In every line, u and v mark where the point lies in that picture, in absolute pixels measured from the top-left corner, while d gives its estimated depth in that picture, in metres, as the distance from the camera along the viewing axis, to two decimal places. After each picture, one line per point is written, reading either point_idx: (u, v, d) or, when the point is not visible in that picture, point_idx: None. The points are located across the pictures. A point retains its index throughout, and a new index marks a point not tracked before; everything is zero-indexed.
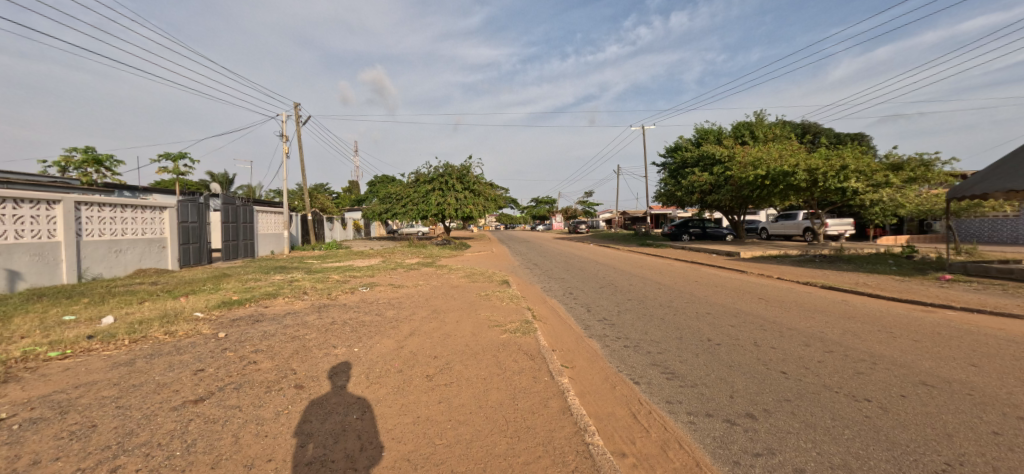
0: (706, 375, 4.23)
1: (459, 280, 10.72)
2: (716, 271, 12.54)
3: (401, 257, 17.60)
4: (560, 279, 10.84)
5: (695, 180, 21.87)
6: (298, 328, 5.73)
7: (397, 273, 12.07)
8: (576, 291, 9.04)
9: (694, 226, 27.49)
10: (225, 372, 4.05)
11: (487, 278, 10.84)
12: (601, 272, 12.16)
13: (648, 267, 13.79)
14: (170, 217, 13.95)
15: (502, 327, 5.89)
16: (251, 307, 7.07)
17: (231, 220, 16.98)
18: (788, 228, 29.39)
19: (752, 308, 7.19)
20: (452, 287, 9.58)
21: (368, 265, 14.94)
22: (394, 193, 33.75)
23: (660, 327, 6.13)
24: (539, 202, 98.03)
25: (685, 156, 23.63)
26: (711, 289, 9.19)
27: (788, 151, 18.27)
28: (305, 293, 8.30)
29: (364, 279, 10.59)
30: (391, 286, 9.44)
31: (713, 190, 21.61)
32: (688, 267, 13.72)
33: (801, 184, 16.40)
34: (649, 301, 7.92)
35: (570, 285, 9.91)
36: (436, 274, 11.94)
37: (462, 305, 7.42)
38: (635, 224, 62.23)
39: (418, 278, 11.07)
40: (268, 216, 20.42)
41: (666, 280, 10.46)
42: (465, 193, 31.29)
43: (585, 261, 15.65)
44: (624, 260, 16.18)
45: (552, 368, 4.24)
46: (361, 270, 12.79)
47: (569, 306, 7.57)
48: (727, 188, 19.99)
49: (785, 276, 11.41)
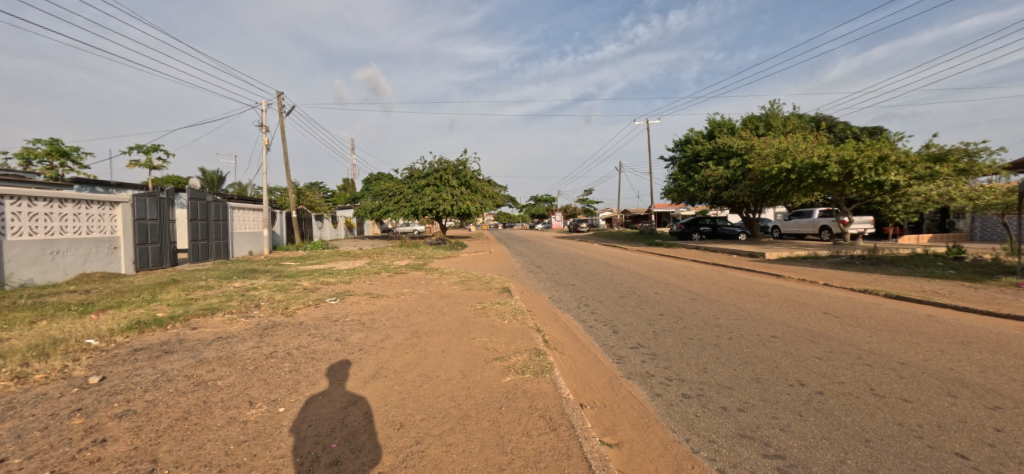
0: (841, 463, 2.57)
1: (451, 287, 8.99)
2: (748, 276, 10.86)
3: (389, 259, 15.91)
4: (569, 286, 9.15)
5: (708, 175, 20.18)
6: (214, 365, 4.04)
7: (380, 279, 10.35)
8: (592, 304, 7.33)
9: (706, 224, 25.76)
10: (34, 469, 2.37)
11: (483, 285, 9.13)
12: (617, 277, 10.45)
13: (668, 270, 12.06)
14: (124, 214, 12.20)
15: (503, 362, 4.21)
16: (175, 329, 5.36)
17: (200, 218, 15.20)
18: (802, 227, 27.83)
19: (829, 330, 5.51)
20: (442, 297, 7.87)
21: (351, 268, 13.27)
22: (387, 189, 32.03)
23: (721, 361, 4.43)
24: (538, 200, 96.28)
25: (697, 149, 21.88)
26: (758, 300, 7.52)
27: (815, 142, 16.66)
28: (257, 307, 6.58)
29: (339, 285, 8.87)
30: (367, 296, 7.73)
31: (728, 186, 19.93)
32: (714, 271, 12.03)
33: (833, 178, 14.79)
34: (689, 318, 6.22)
35: (583, 294, 8.20)
36: (424, 279, 10.22)
37: (451, 325, 5.72)
38: (636, 224, 60.60)
39: (402, 284, 9.34)
40: (246, 213, 18.63)
41: (697, 288, 8.75)
42: (461, 189, 29.52)
43: (594, 263, 13.98)
44: (638, 262, 14.45)
45: (588, 451, 2.58)
46: (340, 275, 11.03)
47: (589, 326, 5.89)
48: (746, 182, 18.35)
49: (834, 281, 9.73)
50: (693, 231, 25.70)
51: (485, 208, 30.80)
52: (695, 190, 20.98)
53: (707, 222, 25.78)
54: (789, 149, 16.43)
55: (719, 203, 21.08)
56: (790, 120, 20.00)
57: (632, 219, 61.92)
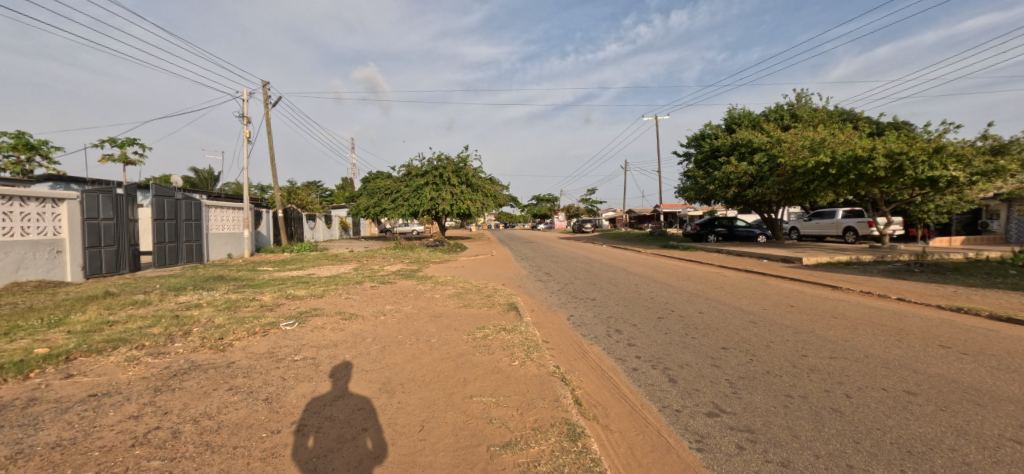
0: None
1: (445, 303, 7.28)
2: (799, 287, 9.17)
3: (379, 264, 14.27)
4: (589, 302, 7.42)
5: (730, 171, 18.36)
6: (24, 473, 2.34)
7: (362, 287, 8.67)
8: (625, 330, 5.63)
9: (723, 225, 24.00)
10: None
11: (485, 301, 7.43)
12: (644, 288, 8.74)
13: (699, 278, 10.34)
14: (69, 212, 10.45)
15: (517, 458, 2.52)
16: (36, 379, 3.67)
17: (167, 218, 13.49)
18: (823, 229, 26.08)
19: (982, 382, 3.84)
20: (431, 319, 6.17)
21: (335, 274, 11.64)
22: (383, 187, 30.41)
23: (870, 451, 2.73)
24: (540, 199, 94.54)
25: (715, 144, 20.01)
26: (839, 325, 5.85)
27: (853, 133, 15.03)
28: (182, 338, 4.89)
29: (308, 300, 7.18)
30: (338, 318, 6.03)
31: (753, 184, 18.14)
32: (753, 280, 10.31)
33: (879, 173, 13.17)
34: (768, 357, 4.51)
35: (609, 314, 6.49)
36: (414, 290, 8.53)
37: (440, 370, 4.01)
38: (641, 224, 58.81)
39: (386, 298, 7.64)
40: (225, 212, 16.94)
41: (751, 306, 7.02)
42: (461, 188, 27.86)
43: (611, 269, 12.28)
44: (660, 267, 12.70)
45: None
46: (316, 284, 9.31)
47: (633, 370, 4.19)
48: (774, 178, 16.66)
49: (910, 296, 8.03)
50: (710, 233, 23.91)
51: (487, 208, 29.16)
52: (714, 189, 19.15)
53: (724, 222, 24.01)
54: (827, 141, 14.75)
55: (741, 203, 19.28)
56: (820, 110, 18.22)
57: (636, 220, 60.24)
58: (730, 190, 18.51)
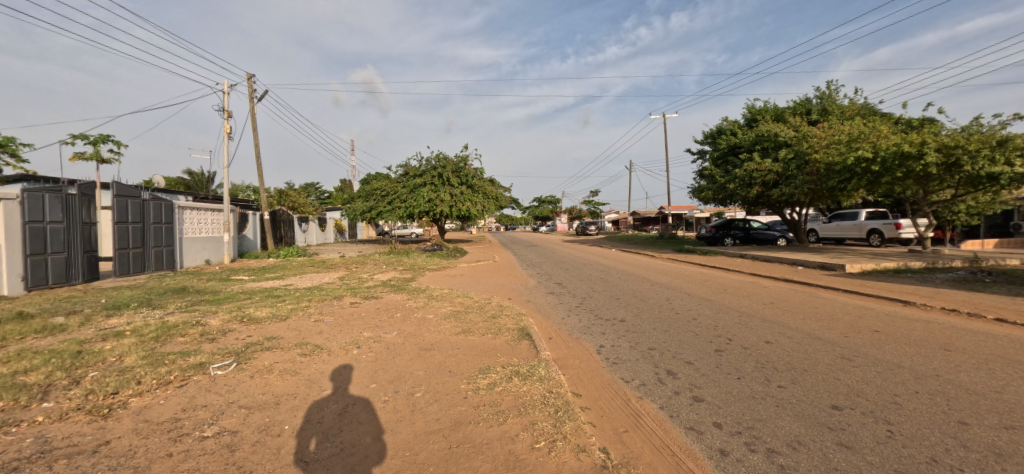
0: None
1: (438, 327, 5.79)
2: (863, 303, 7.67)
3: (370, 272, 12.79)
4: (618, 326, 5.91)
5: (753, 168, 16.58)
6: None
7: (340, 304, 7.17)
8: (680, 372, 4.16)
9: (739, 227, 22.38)
10: None
11: (488, 324, 5.92)
12: (679, 305, 7.24)
13: (738, 290, 8.83)
14: (8, 214, 8.92)
15: None
16: None
17: (131, 221, 12.01)
18: (845, 231, 24.50)
19: None
20: (419, 354, 4.68)
21: (317, 284, 10.17)
22: (379, 188, 28.98)
23: None
24: (542, 201, 92.99)
25: (735, 140, 18.24)
26: (966, 364, 4.36)
27: (895, 127, 13.53)
28: (57, 397, 3.39)
29: (266, 324, 5.71)
30: (296, 354, 4.53)
31: (778, 182, 16.44)
32: (802, 293, 8.79)
33: (931, 170, 11.68)
34: (915, 429, 3.03)
35: (650, 345, 5.00)
36: (401, 308, 7.02)
37: (423, 462, 2.53)
38: (646, 226, 57.13)
39: (366, 320, 6.16)
40: (203, 215, 15.45)
41: (826, 333, 5.53)
42: (461, 190, 26.44)
43: (631, 278, 10.77)
44: (686, 276, 11.18)
45: None
46: (287, 299, 7.82)
47: (723, 456, 2.69)
48: (803, 177, 15.09)
49: (1010, 316, 6.56)
50: (726, 236, 22.32)
51: (488, 210, 27.72)
52: (734, 188, 17.37)
53: (741, 224, 22.40)
54: (866, 135, 13.24)
55: (763, 202, 17.60)
56: (852, 103, 16.61)
57: (641, 223, 58.83)
58: (752, 189, 16.75)
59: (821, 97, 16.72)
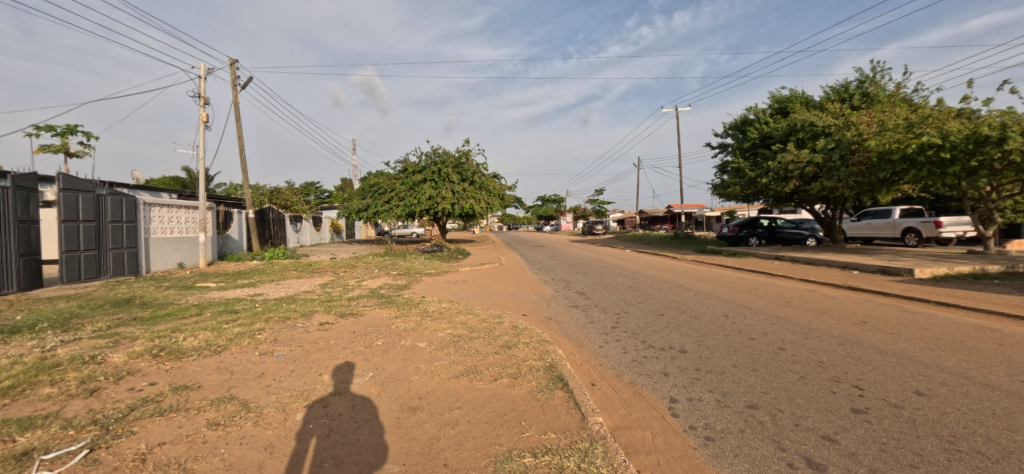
0: None
1: (431, 365, 4.11)
2: (981, 321, 5.96)
3: (359, 277, 11.15)
4: (682, 363, 4.21)
5: (789, 159, 14.61)
6: None
7: (306, 324, 5.49)
8: (832, 466, 2.47)
9: (764, 226, 20.58)
10: None
11: (501, 359, 4.23)
12: (748, 327, 5.53)
13: (806, 303, 7.11)
14: None
15: None
16: None
17: (82, 219, 10.40)
18: (876, 230, 22.67)
19: None
20: (398, 421, 2.99)
21: (291, 293, 8.49)
22: (376, 186, 27.37)
23: None
24: (546, 201, 91.09)
25: (766, 130, 16.33)
26: None
27: (960, 110, 11.73)
28: None
29: (188, 361, 4.03)
30: (203, 424, 2.85)
31: (817, 175, 14.49)
32: (888, 306, 7.07)
33: (1016, 156, 9.92)
34: None
35: (747, 401, 3.33)
36: (385, 330, 5.34)
37: None
38: (654, 226, 55.29)
39: (335, 352, 4.48)
40: (175, 213, 13.83)
41: (991, 377, 3.83)
42: (465, 186, 24.91)
43: (666, 285, 9.03)
44: (729, 283, 9.45)
45: None
46: (242, 315, 6.13)
47: None
48: (850, 169, 13.21)
49: None
50: (750, 235, 20.55)
51: (492, 208, 26.09)
52: (766, 183, 15.40)
53: (766, 223, 20.60)
54: (930, 117, 11.44)
55: (796, 198, 15.68)
56: (899, 88, 14.76)
57: (647, 222, 57.28)
58: (789, 183, 14.76)
59: (864, 82, 14.84)
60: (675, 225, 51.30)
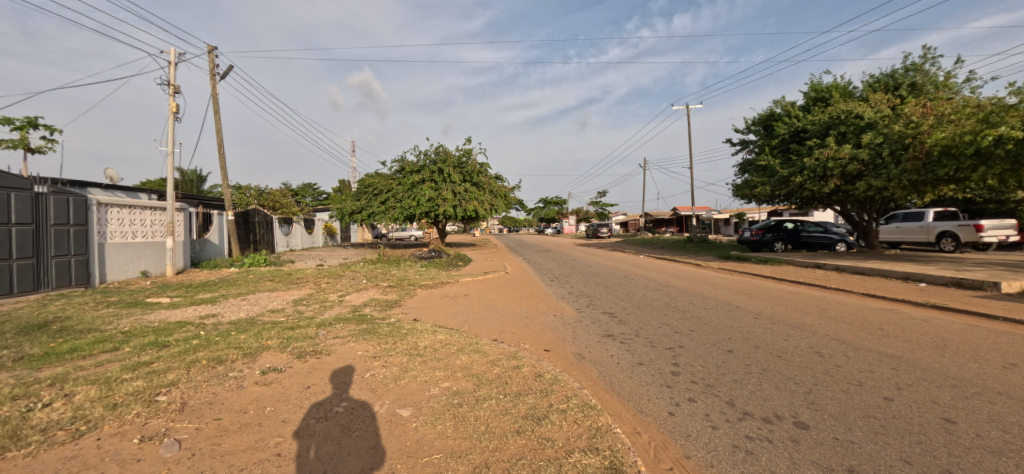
0: None
1: (415, 465, 2.48)
2: None
3: (342, 289, 9.55)
4: (821, 457, 2.61)
5: (828, 155, 12.96)
6: None
7: (241, 371, 3.89)
8: None
9: (789, 229, 18.97)
10: None
11: (529, 451, 2.60)
12: (868, 377, 3.92)
13: (909, 333, 5.50)
14: None
15: None
16: None
17: (13, 222, 8.83)
18: (907, 234, 20.99)
19: None
20: None
21: (251, 315, 6.88)
22: (372, 186, 25.81)
23: None
24: (548, 202, 89.34)
25: (798, 124, 14.72)
26: None
27: None
28: None
29: (12, 460, 2.45)
30: None
31: (861, 174, 12.86)
32: (1014, 335, 5.46)
33: None
34: None
35: None
36: (353, 382, 3.72)
37: None
38: (661, 229, 53.71)
39: (266, 431, 2.86)
40: (137, 215, 12.21)
41: None
42: (466, 187, 23.34)
43: (711, 303, 7.41)
44: (786, 299, 7.82)
45: None
46: (165, 354, 4.53)
47: None
48: (903, 164, 11.58)
49: None
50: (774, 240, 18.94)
51: (495, 209, 24.50)
52: (802, 182, 13.72)
53: (791, 226, 18.98)
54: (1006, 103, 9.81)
55: (834, 198, 14.02)
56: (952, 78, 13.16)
57: (653, 225, 55.81)
58: (828, 182, 13.09)
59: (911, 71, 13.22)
60: (683, 227, 49.58)
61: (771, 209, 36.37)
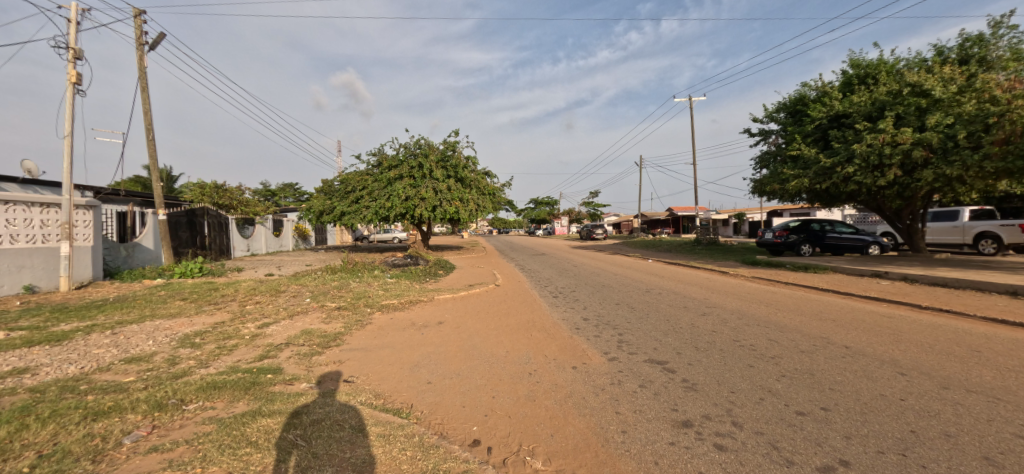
0: None
1: None
2: None
3: (270, 313, 6.93)
4: None
5: (884, 141, 10.79)
6: None
7: None
8: None
9: (817, 230, 16.57)
10: None
11: None
12: None
13: None
14: None
15: None
16: None
17: None
18: (940, 234, 18.97)
19: None
20: None
21: (82, 373, 4.22)
22: (345, 184, 23.05)
23: None
24: (538, 202, 86.92)
25: (840, 106, 12.50)
26: None
27: None
28: None
29: None
30: None
31: (925, 162, 10.70)
32: None
33: None
34: None
35: None
36: None
37: None
38: (656, 230, 51.74)
39: None
40: (16, 212, 9.36)
41: None
42: (450, 184, 20.78)
43: (803, 339, 4.99)
44: (898, 331, 5.43)
45: None
46: None
47: None
48: (987, 147, 9.39)
49: None
50: (802, 243, 16.71)
51: (483, 210, 21.94)
52: (850, 173, 11.53)
53: (819, 226, 16.62)
54: None
55: (885, 193, 11.88)
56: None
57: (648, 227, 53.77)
58: (885, 173, 10.92)
59: (981, 41, 11.10)
60: (680, 229, 47.63)
61: (775, 209, 34.51)
